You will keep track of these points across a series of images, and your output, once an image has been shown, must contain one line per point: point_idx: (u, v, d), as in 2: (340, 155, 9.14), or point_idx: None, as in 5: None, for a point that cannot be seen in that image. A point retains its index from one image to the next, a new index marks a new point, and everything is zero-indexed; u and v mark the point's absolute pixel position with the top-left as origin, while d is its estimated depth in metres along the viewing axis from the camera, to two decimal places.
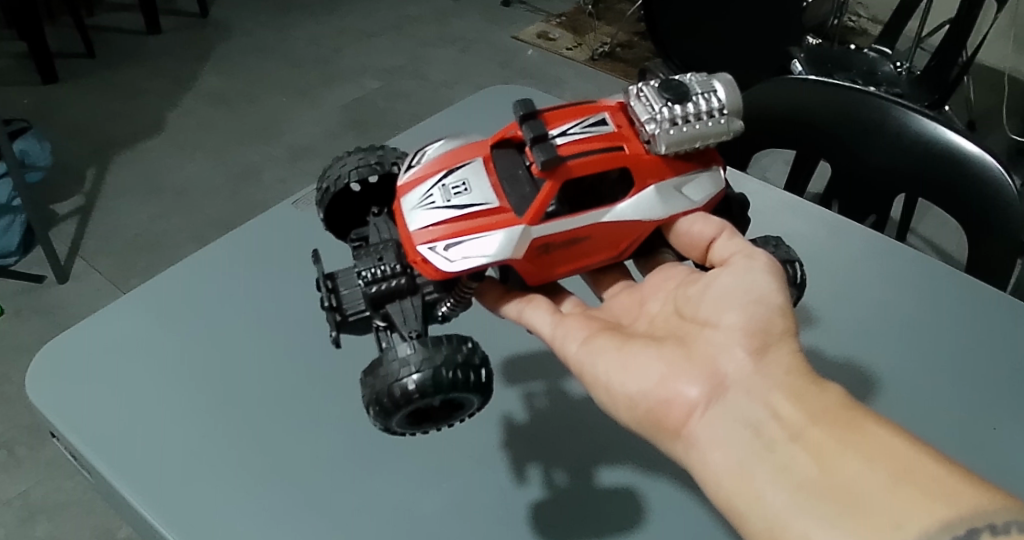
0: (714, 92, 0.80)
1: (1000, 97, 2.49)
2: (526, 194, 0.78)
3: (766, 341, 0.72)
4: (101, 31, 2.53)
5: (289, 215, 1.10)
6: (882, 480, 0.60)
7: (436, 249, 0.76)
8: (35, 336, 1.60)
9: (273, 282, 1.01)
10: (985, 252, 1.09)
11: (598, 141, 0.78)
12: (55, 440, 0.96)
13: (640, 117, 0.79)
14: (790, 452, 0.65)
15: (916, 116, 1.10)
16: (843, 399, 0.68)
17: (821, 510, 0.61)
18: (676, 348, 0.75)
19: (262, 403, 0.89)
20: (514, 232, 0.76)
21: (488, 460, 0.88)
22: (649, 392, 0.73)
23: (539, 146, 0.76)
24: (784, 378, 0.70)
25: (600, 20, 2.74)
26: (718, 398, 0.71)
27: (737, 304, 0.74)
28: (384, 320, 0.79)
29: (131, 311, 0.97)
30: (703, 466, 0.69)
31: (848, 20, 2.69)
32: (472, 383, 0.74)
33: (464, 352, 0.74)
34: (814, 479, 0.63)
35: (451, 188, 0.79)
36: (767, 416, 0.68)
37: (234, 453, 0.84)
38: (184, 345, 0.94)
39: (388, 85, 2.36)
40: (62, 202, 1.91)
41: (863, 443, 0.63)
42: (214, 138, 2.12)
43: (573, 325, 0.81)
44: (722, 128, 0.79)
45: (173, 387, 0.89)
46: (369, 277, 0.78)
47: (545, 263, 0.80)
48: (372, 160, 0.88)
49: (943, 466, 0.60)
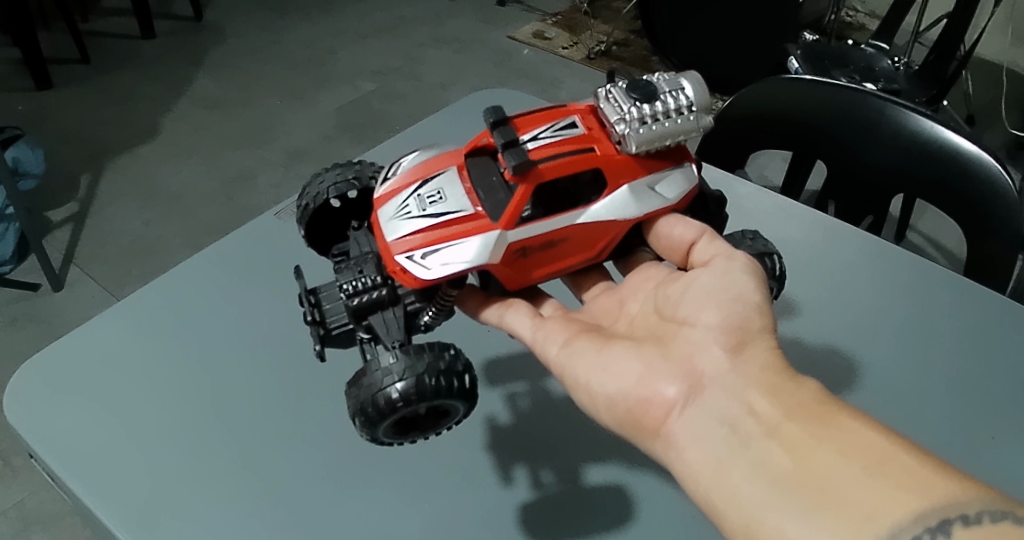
0: (682, 89, 0.79)
1: (999, 90, 2.47)
2: (501, 199, 0.77)
3: (742, 339, 0.72)
4: (95, 36, 2.52)
5: (270, 226, 1.10)
6: (856, 473, 0.60)
7: (414, 258, 0.75)
8: (31, 346, 1.59)
9: (257, 293, 1.00)
10: (982, 250, 1.08)
11: (570, 144, 0.77)
12: (33, 460, 0.94)
13: (610, 118, 0.78)
14: (766, 447, 0.65)
15: (916, 115, 1.09)
16: (820, 393, 0.67)
17: (798, 506, 0.60)
18: (654, 348, 0.75)
19: (246, 419, 0.88)
20: (491, 238, 0.76)
21: (477, 464, 0.87)
22: (628, 393, 0.73)
23: (510, 151, 0.75)
24: (760, 374, 0.69)
25: (596, 18, 2.72)
26: (695, 397, 0.71)
27: (714, 303, 0.74)
28: (367, 331, 0.79)
29: (112, 323, 0.96)
30: (682, 465, 0.68)
31: (846, 15, 2.67)
32: (456, 389, 0.74)
33: (447, 358, 0.74)
34: (790, 473, 0.62)
35: (426, 197, 0.78)
36: (743, 412, 0.68)
37: (217, 472, 0.84)
38: (165, 362, 0.92)
39: (383, 86, 2.35)
40: (56, 209, 1.90)
41: (837, 436, 0.63)
42: (208, 142, 2.12)
43: (554, 327, 0.80)
44: (691, 126, 0.78)
45: (154, 407, 0.88)
46: (350, 289, 0.77)
47: (523, 268, 0.79)
48: (350, 175, 0.87)
49: (917, 457, 0.60)
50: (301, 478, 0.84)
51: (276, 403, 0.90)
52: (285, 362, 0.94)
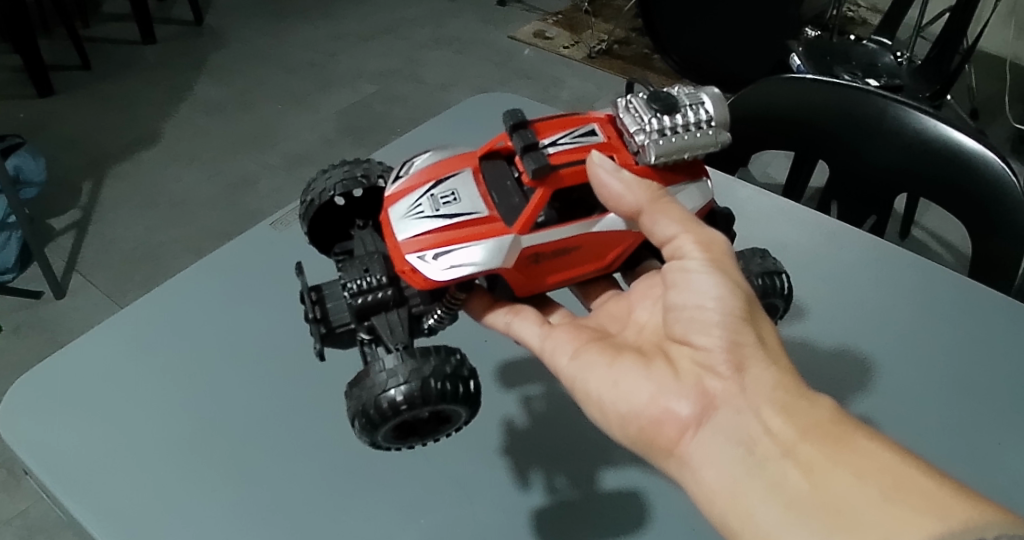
0: (703, 104, 0.78)
1: (1003, 84, 2.46)
2: (515, 204, 0.76)
3: (744, 355, 0.70)
4: (96, 43, 2.52)
5: (266, 237, 1.09)
6: (874, 495, 0.60)
7: (425, 257, 0.74)
8: (34, 354, 1.59)
9: (255, 304, 1.00)
10: (987, 250, 1.07)
11: (588, 151, 0.76)
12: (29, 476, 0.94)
13: (629, 128, 0.77)
14: (781, 468, 0.64)
15: (917, 113, 1.07)
16: (835, 413, 0.67)
17: (812, 528, 0.60)
18: (664, 368, 0.74)
19: (244, 431, 0.88)
20: (504, 242, 0.75)
21: (481, 472, 0.87)
22: (640, 411, 0.72)
23: (530, 155, 0.74)
24: (773, 393, 0.68)
25: (597, 17, 2.71)
26: (708, 416, 0.69)
27: (696, 321, 0.72)
28: (369, 332, 0.78)
29: (108, 339, 0.95)
30: (695, 484, 0.68)
31: (848, 11, 2.66)
32: (461, 395, 0.74)
33: (453, 363, 0.74)
34: (805, 495, 0.62)
35: (439, 197, 0.77)
36: (758, 433, 0.67)
37: (215, 484, 0.83)
38: (162, 374, 0.92)
39: (384, 89, 2.34)
40: (59, 217, 1.90)
41: (852, 458, 0.62)
42: (210, 147, 2.12)
43: (562, 337, 0.81)
44: (709, 140, 0.77)
45: (151, 421, 0.88)
46: (354, 289, 0.76)
47: (534, 273, 0.79)
48: (358, 174, 0.86)
49: (935, 480, 0.59)
50: (300, 491, 0.83)
51: (276, 420, 0.89)
52: (288, 374, 0.93)
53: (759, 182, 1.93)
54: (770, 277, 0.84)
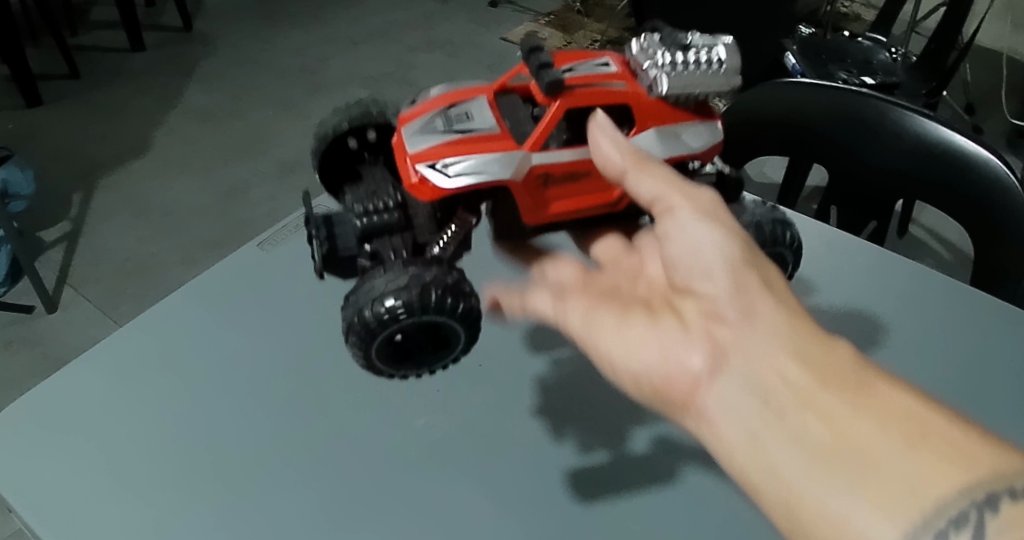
0: (716, 47, 0.77)
1: (999, 77, 2.44)
2: (526, 130, 0.77)
3: (753, 296, 0.68)
4: (85, 51, 2.49)
5: (254, 257, 1.07)
6: (900, 445, 0.56)
7: (434, 167, 0.74)
8: (25, 371, 1.57)
9: (244, 330, 0.98)
10: (992, 258, 1.05)
11: (602, 77, 0.77)
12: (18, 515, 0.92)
13: (643, 64, 0.78)
14: (804, 419, 0.60)
15: (915, 117, 1.05)
16: (857, 362, 0.63)
17: (840, 478, 0.56)
18: (671, 322, 0.72)
19: (239, 463, 0.86)
20: (513, 157, 0.75)
21: (485, 487, 0.85)
22: (650, 368, 0.70)
23: (544, 72, 0.75)
24: (789, 337, 0.65)
25: (589, 17, 2.70)
26: (721, 367, 0.67)
27: (696, 269, 0.71)
28: (371, 255, 0.79)
29: (93, 370, 0.93)
30: (714, 438, 0.64)
31: (841, 6, 2.64)
32: (459, 311, 0.73)
33: (454, 276, 0.74)
34: (830, 444, 0.58)
35: (453, 117, 0.78)
36: (777, 383, 0.63)
37: (212, 518, 0.81)
38: (153, 404, 0.90)
39: (376, 92, 2.32)
40: (49, 229, 1.88)
41: (875, 405, 0.59)
42: (201, 155, 2.09)
43: (575, 302, 0.79)
44: (720, 80, 0.76)
45: (142, 455, 0.86)
46: (360, 210, 0.79)
47: (542, 199, 0.79)
48: (371, 112, 0.91)
49: (962, 428, 0.56)
50: (293, 515, 0.82)
51: (270, 444, 0.87)
52: (280, 396, 0.92)
53: (756, 183, 1.92)
54: (780, 227, 0.84)
